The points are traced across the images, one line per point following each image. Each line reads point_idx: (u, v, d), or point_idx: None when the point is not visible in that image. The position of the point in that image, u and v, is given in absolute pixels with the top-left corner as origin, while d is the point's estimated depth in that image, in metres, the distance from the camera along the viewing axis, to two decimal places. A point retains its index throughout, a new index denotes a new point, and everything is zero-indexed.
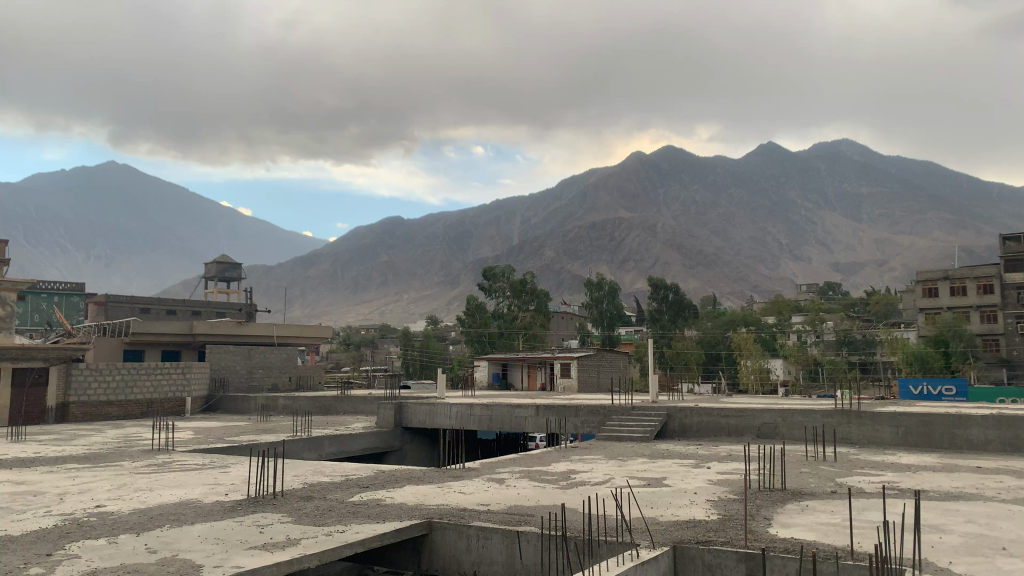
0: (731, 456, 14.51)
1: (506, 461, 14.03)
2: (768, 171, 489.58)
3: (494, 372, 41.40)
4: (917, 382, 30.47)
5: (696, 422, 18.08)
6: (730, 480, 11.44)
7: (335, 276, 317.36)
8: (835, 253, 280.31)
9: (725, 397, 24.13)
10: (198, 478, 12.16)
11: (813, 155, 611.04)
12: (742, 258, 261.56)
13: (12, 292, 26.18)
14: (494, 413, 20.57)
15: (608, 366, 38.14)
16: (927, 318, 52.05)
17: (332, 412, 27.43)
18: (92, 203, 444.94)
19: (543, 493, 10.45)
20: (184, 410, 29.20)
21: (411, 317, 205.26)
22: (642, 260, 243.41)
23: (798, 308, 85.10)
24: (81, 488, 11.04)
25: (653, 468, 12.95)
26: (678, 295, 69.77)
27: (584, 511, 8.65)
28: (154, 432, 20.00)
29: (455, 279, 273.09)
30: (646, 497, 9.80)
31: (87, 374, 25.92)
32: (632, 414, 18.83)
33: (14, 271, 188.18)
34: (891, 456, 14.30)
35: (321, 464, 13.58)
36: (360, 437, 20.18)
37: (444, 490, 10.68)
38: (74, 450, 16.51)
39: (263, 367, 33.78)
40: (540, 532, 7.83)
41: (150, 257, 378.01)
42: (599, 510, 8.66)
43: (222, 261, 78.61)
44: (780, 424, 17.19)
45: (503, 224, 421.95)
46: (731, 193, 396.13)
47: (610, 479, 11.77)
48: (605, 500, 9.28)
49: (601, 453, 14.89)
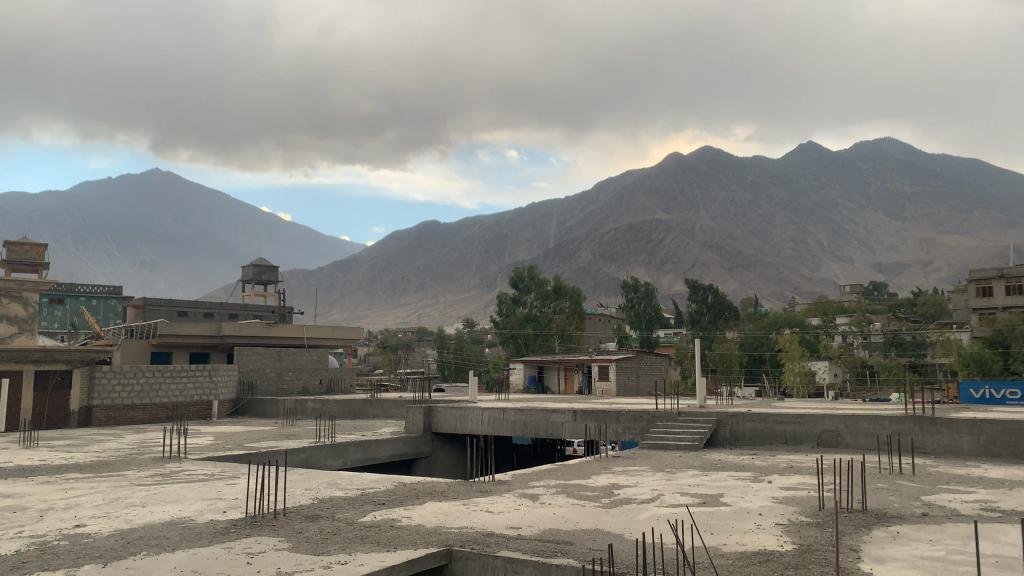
0: (794, 468, 12.97)
1: (540, 472, 12.68)
2: (808, 169, 479.78)
3: (530, 375, 40.04)
4: (978, 386, 28.12)
5: (749, 429, 16.52)
6: (797, 498, 9.92)
7: (374, 279, 319.06)
8: (878, 253, 272.88)
9: (780, 401, 22.64)
10: (199, 491, 11.00)
11: (854, 155, 599.87)
12: (782, 259, 256.33)
13: (36, 292, 25.45)
14: (528, 418, 19.20)
15: (648, 369, 36.54)
16: (981, 319, 49.79)
17: (360, 416, 26.36)
18: (138, 209, 455.03)
19: (584, 512, 9.04)
20: (211, 414, 28.29)
21: (450, 322, 204.43)
22: (679, 263, 239.84)
23: (841, 308, 81.91)
24: (70, 504, 9.95)
25: (708, 482, 11.49)
26: (718, 297, 67.67)
27: (637, 542, 7.27)
28: (170, 438, 18.94)
29: (492, 283, 272.42)
30: (708, 522, 8.36)
31: (111, 377, 25.16)
32: (678, 420, 17.27)
33: (64, 276, 193.27)
34: (976, 469, 12.62)
35: (340, 475, 12.38)
36: (387, 443, 18.93)
37: (470, 509, 9.35)
38: (82, 458, 15.44)
39: (293, 370, 32.70)
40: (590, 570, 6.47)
41: (192, 261, 385.43)
42: (671, 537, 7.37)
43: (259, 265, 78.14)
44: (844, 431, 15.59)
45: (540, 227, 419.91)
46: (770, 193, 390.00)
47: (660, 496, 10.32)
48: (666, 530, 7.75)
49: (646, 465, 13.49)
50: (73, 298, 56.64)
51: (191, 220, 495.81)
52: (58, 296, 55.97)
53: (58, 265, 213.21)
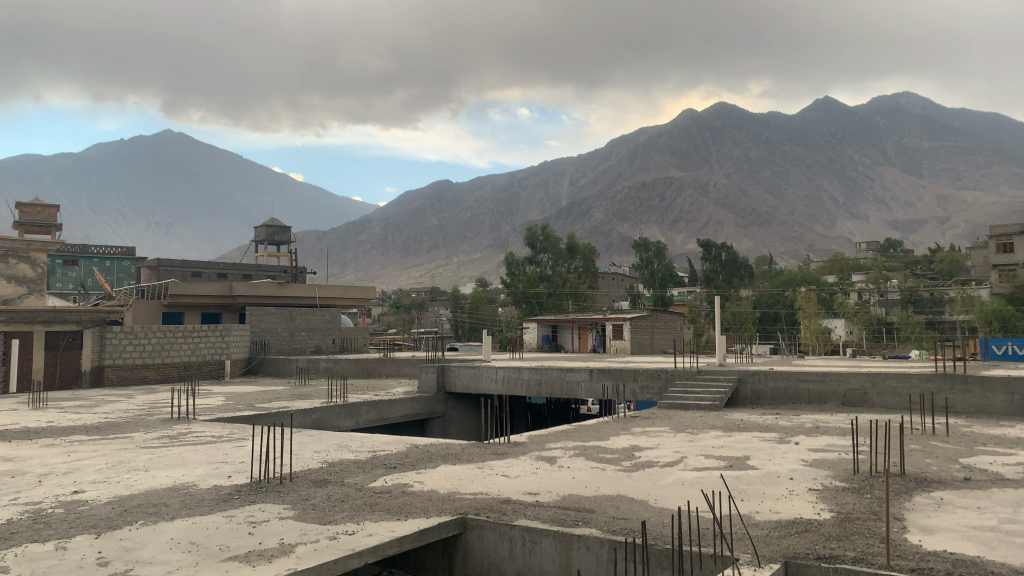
0: (821, 429, 12.46)
1: (557, 434, 12.26)
2: (825, 125, 471.17)
3: (544, 334, 39.72)
4: (1003, 343, 27.26)
5: (770, 388, 16.02)
6: (826, 462, 9.46)
7: (386, 239, 318.62)
8: (895, 210, 268.42)
9: (802, 359, 22.13)
10: (206, 454, 10.66)
11: (871, 111, 588.09)
12: (796, 216, 253.30)
13: (43, 253, 25.02)
14: (543, 377, 18.77)
15: (664, 327, 35.89)
16: (1001, 275, 48.95)
17: (373, 375, 26.05)
18: (151, 171, 454.77)
19: (604, 477, 8.61)
20: (223, 373, 28.01)
21: (462, 282, 203.68)
22: (693, 222, 237.55)
23: (856, 265, 80.59)
24: (71, 468, 9.62)
25: (731, 444, 11.01)
26: (732, 255, 66.61)
27: (670, 510, 6.75)
28: (180, 399, 18.72)
29: (504, 242, 270.82)
30: (736, 488, 7.90)
31: (122, 338, 24.87)
32: (698, 378, 16.78)
33: (78, 238, 193.95)
34: (1012, 430, 12.10)
35: (350, 436, 12.02)
36: (400, 403, 18.55)
37: (484, 471, 8.93)
38: (89, 420, 15.10)
39: (305, 330, 32.44)
40: (618, 546, 6.00)
41: (206, 223, 385.88)
42: (703, 507, 6.94)
43: (271, 225, 77.42)
44: (870, 389, 15.08)
45: (552, 185, 416.11)
46: (786, 150, 384.87)
47: (684, 458, 9.84)
48: (695, 500, 7.20)
49: (666, 425, 12.99)
50: (86, 259, 56.14)
51: (204, 181, 495.53)
52: (71, 258, 55.49)
53: (72, 228, 214.15)
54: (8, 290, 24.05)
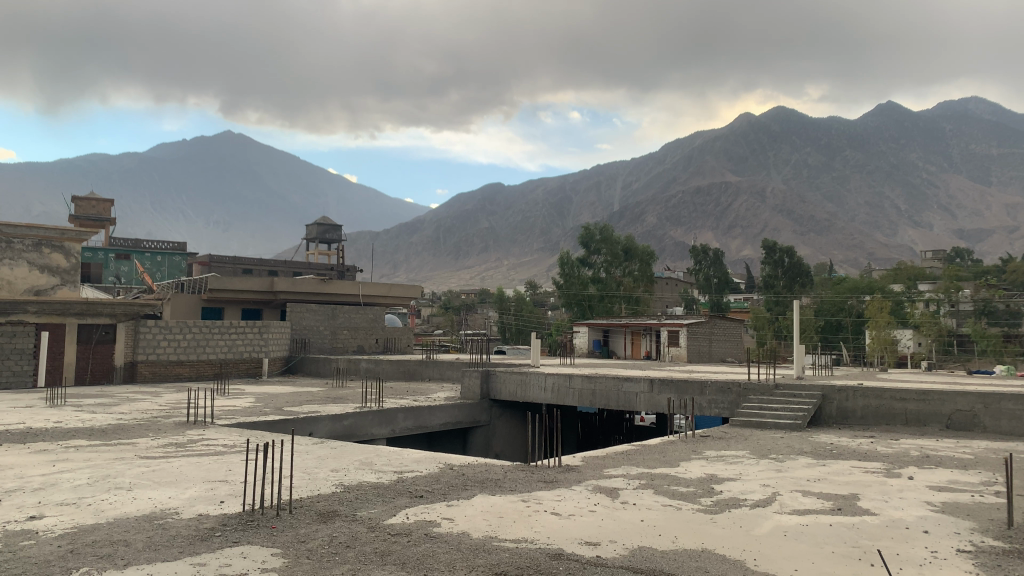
0: (947, 461, 10.25)
1: (617, 454, 10.54)
2: (885, 132, 455.91)
3: (595, 338, 38.02)
4: None
5: (860, 406, 13.95)
6: (964, 508, 7.44)
7: (438, 240, 319.31)
8: (960, 218, 257.18)
9: (888, 373, 19.93)
10: (207, 469, 9.15)
11: (936, 117, 568.74)
12: (857, 223, 245.46)
13: (78, 243, 24.18)
14: (598, 387, 16.95)
15: (725, 335, 33.51)
16: None
17: (416, 377, 24.47)
18: (212, 172, 464.78)
19: (684, 521, 6.77)
20: (261, 372, 26.71)
21: (511, 285, 201.63)
22: (748, 228, 232.10)
23: (923, 274, 76.00)
24: (48, 482, 8.26)
25: (831, 476, 9.09)
26: (795, 260, 63.29)
27: None
28: (203, 399, 17.57)
29: (556, 246, 268.65)
30: (883, 552, 5.88)
31: (156, 331, 23.88)
32: (775, 393, 14.78)
33: (137, 232, 197.49)
34: None
35: (373, 452, 10.52)
36: (441, 411, 16.93)
37: (531, 508, 7.15)
38: (101, 422, 13.84)
39: (348, 329, 31.10)
40: None
41: (264, 222, 392.37)
42: None
43: (321, 223, 76.82)
44: (983, 410, 12.93)
45: (604, 189, 411.20)
46: (847, 154, 374.34)
47: (777, 497, 7.94)
48: None
49: (746, 449, 11.06)
50: (137, 253, 55.20)
51: (262, 181, 505.16)
52: (123, 251, 54.64)
53: (134, 224, 219.78)
54: (40, 281, 23.17)
